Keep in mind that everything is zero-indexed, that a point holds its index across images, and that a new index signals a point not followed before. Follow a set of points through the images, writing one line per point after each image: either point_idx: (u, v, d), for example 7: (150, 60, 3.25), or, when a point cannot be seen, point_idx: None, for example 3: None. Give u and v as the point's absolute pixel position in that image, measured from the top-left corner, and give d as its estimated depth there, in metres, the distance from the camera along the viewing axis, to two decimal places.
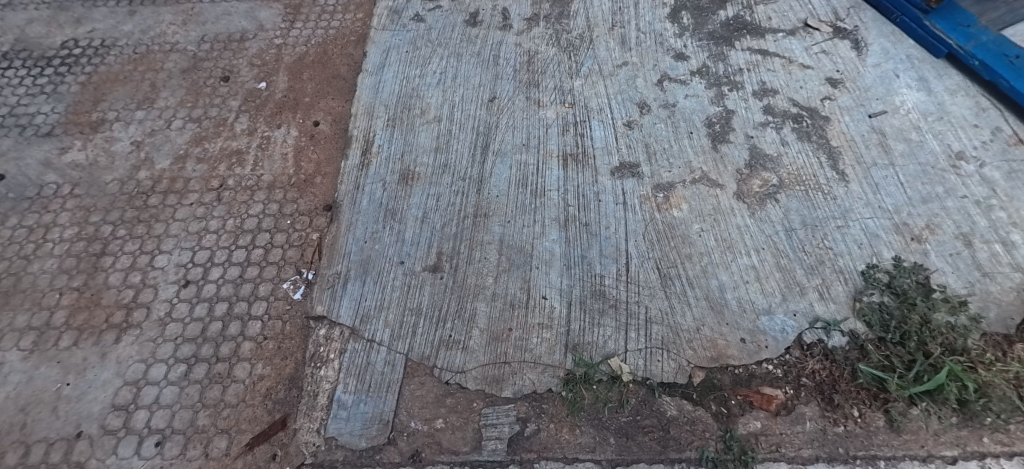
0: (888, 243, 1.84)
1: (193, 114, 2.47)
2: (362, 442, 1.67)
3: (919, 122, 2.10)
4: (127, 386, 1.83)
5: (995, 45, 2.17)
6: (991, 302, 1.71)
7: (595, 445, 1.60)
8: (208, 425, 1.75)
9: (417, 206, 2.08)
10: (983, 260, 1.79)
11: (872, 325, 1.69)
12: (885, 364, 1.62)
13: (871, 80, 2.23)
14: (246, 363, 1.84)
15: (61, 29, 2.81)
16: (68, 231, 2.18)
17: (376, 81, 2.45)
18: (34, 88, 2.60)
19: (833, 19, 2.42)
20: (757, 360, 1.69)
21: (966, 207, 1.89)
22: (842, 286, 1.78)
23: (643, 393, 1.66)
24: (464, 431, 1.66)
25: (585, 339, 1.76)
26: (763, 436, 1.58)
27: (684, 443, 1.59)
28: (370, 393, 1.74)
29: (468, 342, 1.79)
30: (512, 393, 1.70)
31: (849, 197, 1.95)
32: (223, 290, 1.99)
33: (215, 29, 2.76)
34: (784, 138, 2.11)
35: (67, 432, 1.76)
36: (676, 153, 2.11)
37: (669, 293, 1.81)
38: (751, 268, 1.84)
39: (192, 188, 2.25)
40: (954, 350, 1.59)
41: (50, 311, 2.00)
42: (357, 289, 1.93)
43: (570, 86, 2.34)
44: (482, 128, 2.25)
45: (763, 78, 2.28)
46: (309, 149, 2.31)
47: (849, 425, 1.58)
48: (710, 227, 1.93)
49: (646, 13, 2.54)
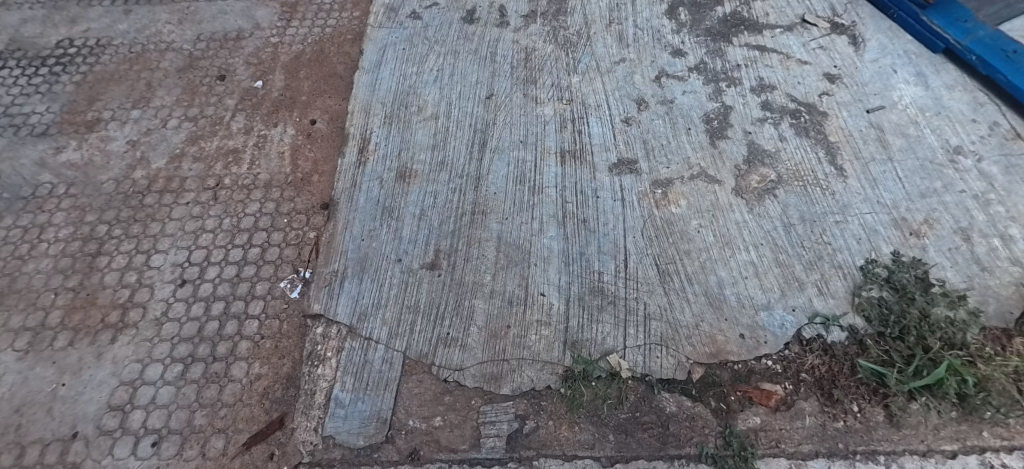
0: (887, 238, 1.84)
1: (189, 113, 2.46)
2: (360, 440, 1.66)
3: (917, 118, 2.10)
4: (122, 387, 1.82)
5: (992, 40, 2.17)
6: (991, 297, 1.71)
7: (594, 442, 1.59)
8: (204, 425, 1.74)
9: (415, 203, 2.07)
10: (981, 254, 1.79)
11: (872, 320, 1.68)
12: (885, 359, 1.62)
13: (869, 76, 2.23)
14: (244, 362, 1.83)
15: (56, 29, 2.79)
16: (63, 231, 2.16)
17: (373, 79, 2.44)
18: (28, 88, 2.58)
19: (831, 14, 2.42)
20: (756, 356, 1.68)
21: (964, 201, 1.89)
22: (841, 282, 1.78)
23: (643, 390, 1.66)
24: (463, 429, 1.65)
25: (584, 336, 1.75)
26: (763, 432, 1.57)
27: (684, 439, 1.58)
28: (368, 391, 1.73)
29: (467, 340, 1.78)
30: (511, 391, 1.69)
31: (848, 192, 1.94)
32: (220, 290, 1.98)
33: (211, 28, 2.75)
34: (782, 134, 2.10)
35: (62, 433, 1.75)
36: (675, 149, 2.11)
37: (669, 289, 1.80)
38: (750, 264, 1.83)
39: (188, 187, 2.24)
40: (953, 344, 1.59)
41: (45, 311, 1.98)
42: (355, 287, 1.92)
43: (568, 83, 2.33)
44: (480, 125, 2.24)
45: (761, 74, 2.27)
46: (306, 148, 2.30)
47: (849, 420, 1.57)
48: (709, 223, 1.92)
49: (643, 9, 2.53)
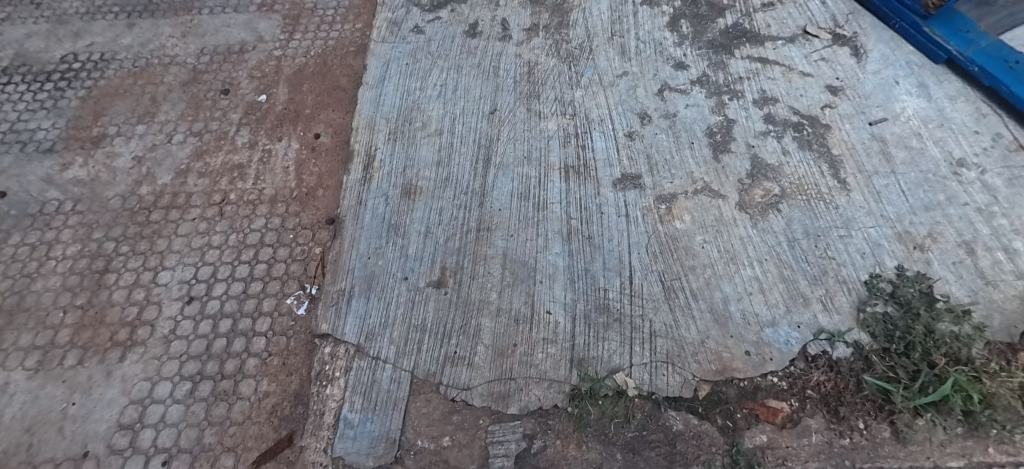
0: (891, 252, 1.85)
1: (194, 128, 2.48)
2: (369, 460, 1.67)
3: (920, 129, 2.10)
4: (132, 405, 1.83)
5: (994, 50, 2.17)
6: (995, 311, 1.72)
7: (602, 461, 1.60)
8: (214, 443, 1.75)
9: (420, 220, 2.08)
10: (986, 268, 1.79)
11: (877, 336, 1.69)
12: (890, 375, 1.62)
13: (872, 88, 2.23)
14: (252, 380, 1.84)
15: (61, 43, 2.81)
16: (71, 248, 2.18)
17: (377, 95, 2.45)
18: (34, 103, 2.60)
19: (832, 25, 2.42)
20: (762, 372, 1.69)
21: (968, 214, 1.90)
22: (846, 297, 1.78)
23: (649, 408, 1.67)
24: (472, 448, 1.66)
25: (591, 353, 1.76)
26: (770, 449, 1.58)
27: (691, 457, 1.59)
28: (377, 411, 1.75)
29: (474, 358, 1.79)
30: (518, 410, 1.70)
31: (852, 206, 1.95)
32: (227, 307, 1.99)
33: (215, 42, 2.77)
34: (785, 147, 2.11)
35: (74, 452, 1.76)
36: (678, 163, 2.12)
37: (674, 306, 1.81)
38: (755, 279, 1.84)
39: (194, 203, 2.26)
40: (958, 360, 1.59)
41: (55, 330, 2.00)
42: (362, 305, 1.94)
43: (571, 96, 2.34)
44: (484, 140, 2.25)
45: (764, 86, 2.28)
46: (311, 163, 2.31)
47: (855, 437, 1.58)
48: (713, 238, 1.93)
49: (645, 21, 2.55)
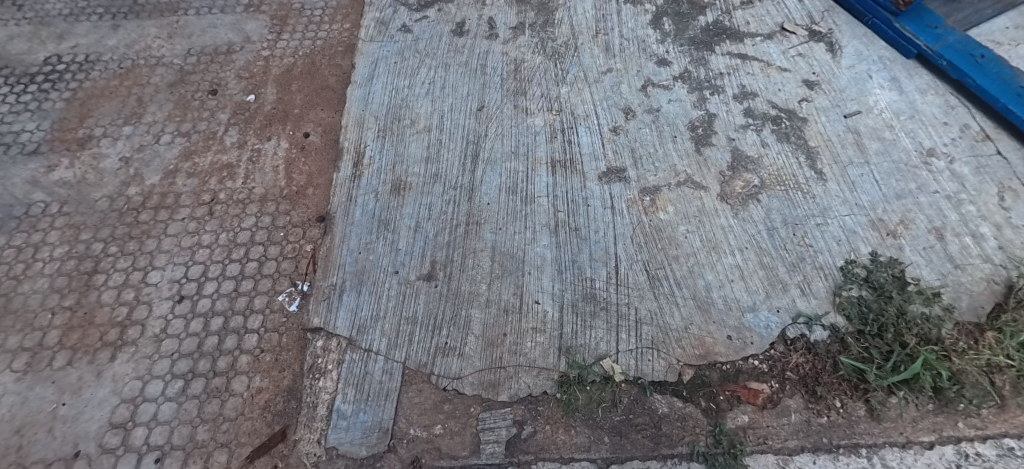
0: (865, 239, 1.92)
1: (182, 128, 2.49)
2: (362, 450, 1.70)
3: (893, 122, 2.18)
4: (123, 404, 1.85)
5: (961, 45, 2.26)
6: (963, 293, 1.79)
7: (590, 445, 1.65)
8: (207, 439, 1.77)
9: (410, 215, 2.12)
10: (954, 252, 1.87)
11: (852, 318, 1.76)
12: (865, 355, 1.69)
13: (846, 82, 2.31)
14: (244, 377, 1.87)
15: (44, 44, 2.81)
16: (58, 250, 2.18)
17: (365, 93, 2.48)
18: (18, 105, 2.60)
19: (808, 22, 2.50)
20: (743, 356, 1.76)
21: (938, 201, 1.97)
22: (822, 282, 1.85)
23: (635, 392, 1.72)
24: (462, 435, 1.70)
25: (578, 341, 1.81)
26: (751, 429, 1.64)
27: (675, 439, 1.65)
28: (369, 401, 1.78)
29: (465, 348, 1.83)
30: (508, 397, 1.75)
31: (827, 195, 2.02)
32: (219, 304, 2.01)
33: (202, 43, 2.78)
34: (764, 140, 2.18)
35: (64, 452, 1.77)
36: (661, 157, 2.17)
37: (658, 294, 1.87)
38: (735, 267, 1.90)
39: (184, 203, 2.27)
40: (929, 340, 1.67)
41: (43, 332, 2.01)
42: (354, 299, 1.97)
43: (557, 93, 2.39)
44: (471, 136, 2.30)
45: (743, 81, 2.35)
46: (300, 161, 2.34)
47: (832, 415, 1.65)
48: (695, 228, 1.99)
49: (629, 20, 2.60)
